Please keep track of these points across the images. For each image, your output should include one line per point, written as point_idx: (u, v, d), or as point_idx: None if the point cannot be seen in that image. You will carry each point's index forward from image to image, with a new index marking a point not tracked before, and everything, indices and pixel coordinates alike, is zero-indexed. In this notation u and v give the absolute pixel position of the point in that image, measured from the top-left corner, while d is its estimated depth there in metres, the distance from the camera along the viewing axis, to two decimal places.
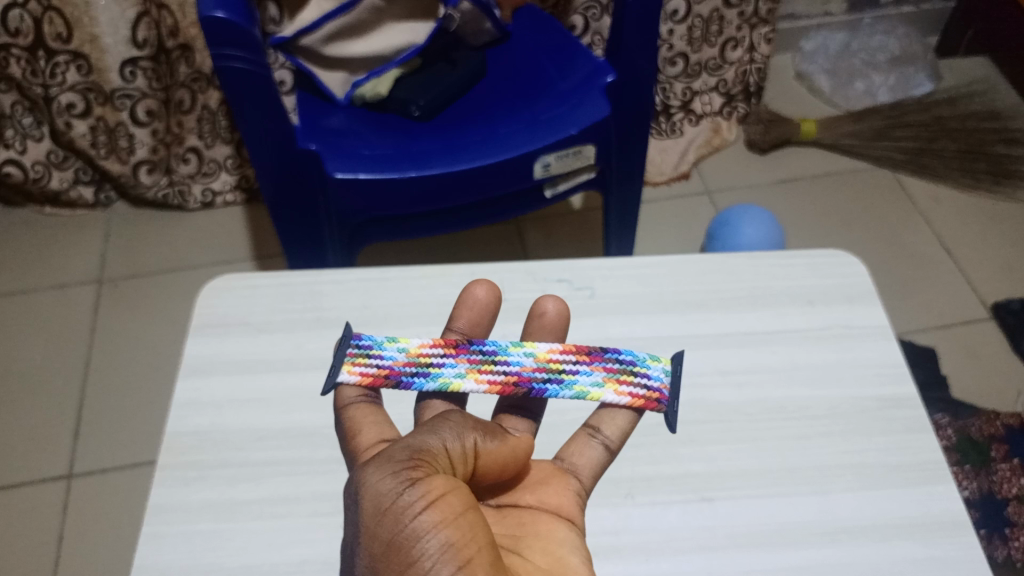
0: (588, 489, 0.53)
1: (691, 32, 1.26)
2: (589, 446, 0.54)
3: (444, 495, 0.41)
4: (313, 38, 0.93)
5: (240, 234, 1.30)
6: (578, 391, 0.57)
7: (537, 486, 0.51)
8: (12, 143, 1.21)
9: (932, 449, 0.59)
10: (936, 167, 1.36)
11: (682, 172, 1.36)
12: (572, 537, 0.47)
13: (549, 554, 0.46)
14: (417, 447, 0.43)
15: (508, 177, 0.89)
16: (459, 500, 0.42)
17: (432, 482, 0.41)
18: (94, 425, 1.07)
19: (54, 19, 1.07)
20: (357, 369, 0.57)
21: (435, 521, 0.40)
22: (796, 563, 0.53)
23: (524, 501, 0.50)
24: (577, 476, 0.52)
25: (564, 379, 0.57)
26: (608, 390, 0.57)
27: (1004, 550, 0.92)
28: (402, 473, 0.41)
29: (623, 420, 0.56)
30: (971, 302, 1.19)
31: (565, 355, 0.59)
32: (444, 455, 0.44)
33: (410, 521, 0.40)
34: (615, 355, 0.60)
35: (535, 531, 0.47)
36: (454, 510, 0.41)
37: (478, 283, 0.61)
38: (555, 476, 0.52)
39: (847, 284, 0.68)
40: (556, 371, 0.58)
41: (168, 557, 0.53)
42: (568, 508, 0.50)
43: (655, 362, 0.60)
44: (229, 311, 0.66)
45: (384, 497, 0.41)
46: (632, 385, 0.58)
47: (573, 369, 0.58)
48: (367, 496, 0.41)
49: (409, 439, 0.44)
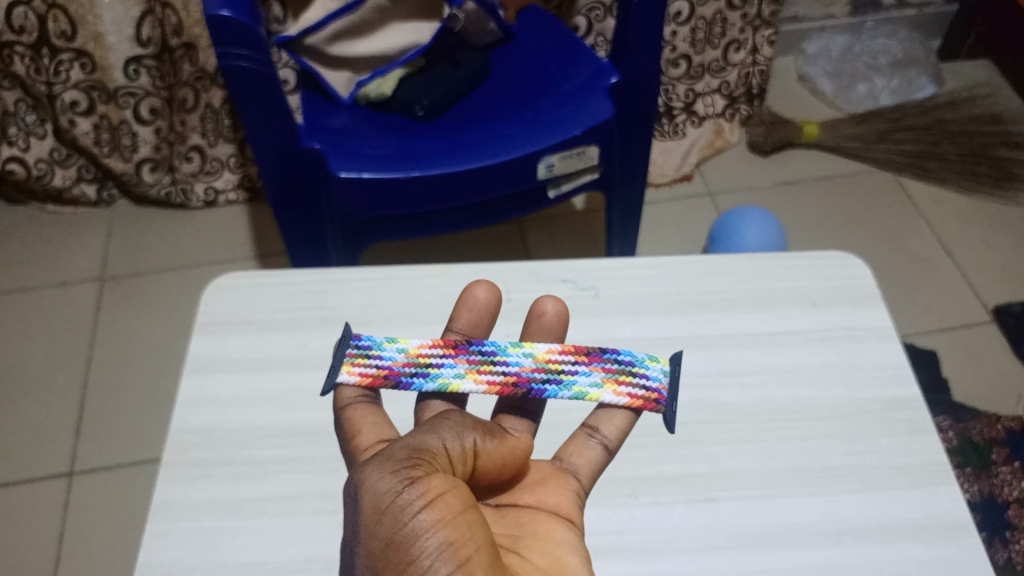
0: (586, 489, 0.53)
1: (694, 34, 1.26)
2: (588, 447, 0.54)
3: (443, 494, 0.41)
4: (317, 37, 0.93)
5: (242, 232, 1.30)
6: (577, 391, 0.57)
7: (535, 486, 0.51)
8: (15, 140, 1.21)
9: (935, 450, 0.59)
10: (938, 170, 1.36)
11: (684, 173, 1.36)
12: (570, 537, 0.47)
13: (548, 553, 0.46)
14: (417, 446, 0.43)
15: (509, 177, 0.89)
16: (457, 500, 0.42)
17: (431, 481, 0.41)
18: (95, 423, 1.07)
19: (58, 17, 1.07)
20: (357, 370, 0.57)
21: (433, 520, 0.40)
22: (799, 564, 0.53)
23: (522, 501, 0.50)
24: (576, 476, 0.53)
25: (563, 380, 0.57)
26: (607, 390, 0.58)
27: (1004, 553, 0.92)
28: (402, 472, 0.41)
29: (622, 420, 0.56)
30: (972, 305, 1.19)
31: (563, 356, 0.59)
32: (444, 455, 0.44)
33: (409, 520, 0.40)
34: (613, 355, 0.60)
35: (534, 531, 0.47)
36: (453, 509, 0.41)
37: (478, 284, 0.61)
38: (553, 476, 0.52)
39: (850, 285, 0.68)
40: (555, 371, 0.58)
41: (172, 554, 0.53)
42: (566, 508, 0.50)
43: (654, 362, 0.60)
44: (233, 309, 0.66)
45: (384, 496, 0.41)
46: (630, 386, 0.58)
47: (572, 370, 0.58)
48: (367, 495, 0.41)
49: (409, 438, 0.44)
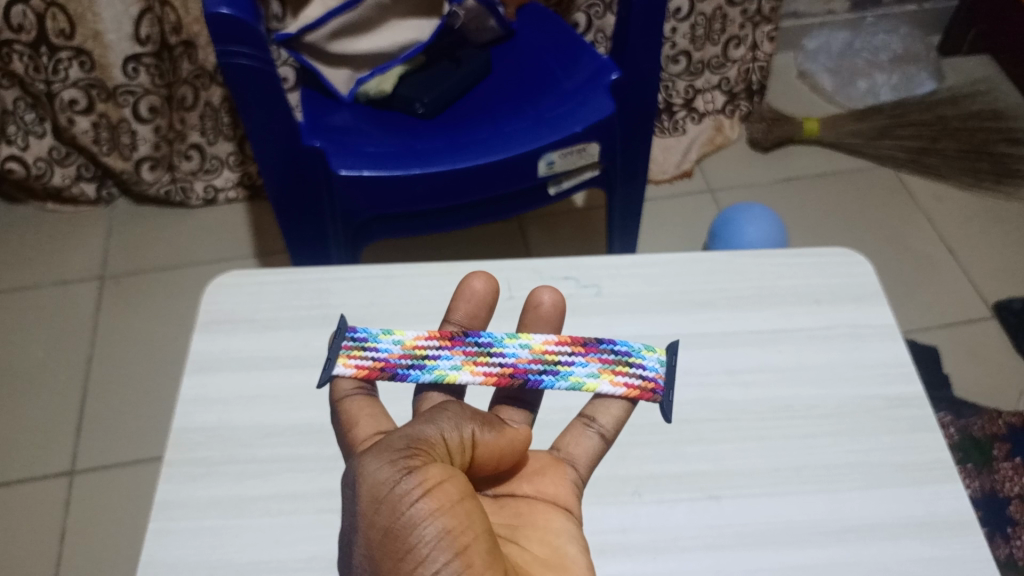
0: (584, 479, 0.53)
1: (694, 30, 1.26)
2: (585, 436, 0.55)
3: (441, 483, 0.41)
4: (318, 34, 0.92)
5: (242, 230, 1.30)
6: (573, 381, 0.57)
7: (534, 476, 0.51)
8: (14, 139, 1.20)
9: (939, 448, 0.59)
10: (938, 166, 1.36)
11: (684, 171, 1.36)
12: (568, 527, 0.48)
13: (547, 544, 0.46)
14: (414, 436, 0.43)
15: (509, 173, 0.89)
16: (456, 488, 0.42)
17: (429, 470, 0.41)
18: (96, 421, 1.07)
19: (57, 15, 1.07)
20: (353, 362, 0.57)
21: (432, 508, 0.40)
22: (802, 562, 0.53)
23: (520, 490, 0.50)
24: (574, 466, 0.53)
25: (560, 370, 0.58)
26: (604, 380, 0.57)
27: (1006, 549, 0.92)
28: (399, 461, 0.41)
29: (618, 410, 0.56)
30: (972, 302, 1.19)
31: (560, 346, 0.59)
32: (442, 445, 0.44)
33: (407, 509, 0.40)
34: (610, 345, 0.60)
35: (533, 522, 0.47)
36: (451, 498, 0.41)
37: (476, 275, 0.61)
38: (551, 466, 0.52)
39: (854, 283, 0.68)
40: (551, 363, 0.58)
41: (175, 553, 0.53)
42: (564, 498, 0.50)
43: (650, 352, 0.60)
44: (235, 307, 0.66)
45: (382, 485, 0.41)
46: (627, 376, 0.58)
47: (568, 361, 0.58)
48: (365, 484, 0.41)
49: (407, 428, 0.44)
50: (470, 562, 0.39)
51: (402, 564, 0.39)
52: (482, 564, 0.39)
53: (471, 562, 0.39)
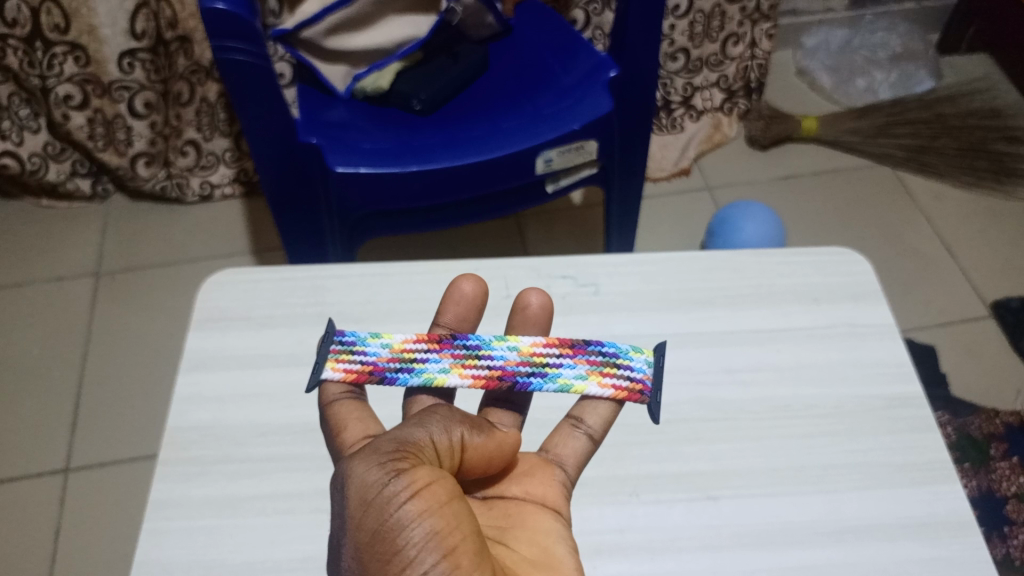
0: (573, 480, 0.53)
1: (692, 28, 1.25)
2: (573, 437, 0.54)
3: (429, 484, 0.41)
4: (315, 30, 0.92)
5: (239, 225, 1.29)
6: (562, 383, 0.57)
7: (523, 477, 0.51)
8: (9, 134, 1.19)
9: (938, 448, 0.59)
10: (937, 165, 1.36)
11: (682, 168, 1.36)
12: (556, 528, 0.47)
13: (536, 544, 0.46)
14: (404, 439, 0.43)
15: (504, 171, 0.88)
16: (444, 490, 0.41)
17: (417, 472, 0.41)
18: (93, 418, 1.06)
19: (52, 10, 1.06)
20: (341, 366, 0.57)
21: (419, 510, 0.40)
22: (802, 563, 0.53)
23: (509, 492, 0.50)
24: (562, 467, 0.53)
25: (548, 373, 0.57)
26: (592, 382, 0.57)
27: (1003, 548, 0.92)
28: (387, 464, 0.41)
29: (606, 410, 0.56)
30: (971, 301, 1.19)
31: (548, 349, 0.58)
32: (431, 448, 0.44)
33: (395, 511, 0.40)
34: (598, 347, 0.59)
35: (521, 522, 0.47)
36: (439, 499, 0.41)
37: (465, 277, 0.60)
38: (540, 467, 0.52)
39: (854, 282, 0.68)
40: (539, 365, 0.57)
41: (169, 553, 0.52)
42: (553, 498, 0.50)
43: (638, 353, 0.60)
44: (230, 304, 0.66)
45: (370, 487, 0.40)
46: (614, 377, 0.58)
47: (556, 363, 0.58)
48: (353, 487, 0.41)
49: (395, 431, 0.44)
50: (458, 563, 0.39)
51: (390, 566, 0.39)
52: (470, 566, 0.39)
53: (459, 563, 0.39)
